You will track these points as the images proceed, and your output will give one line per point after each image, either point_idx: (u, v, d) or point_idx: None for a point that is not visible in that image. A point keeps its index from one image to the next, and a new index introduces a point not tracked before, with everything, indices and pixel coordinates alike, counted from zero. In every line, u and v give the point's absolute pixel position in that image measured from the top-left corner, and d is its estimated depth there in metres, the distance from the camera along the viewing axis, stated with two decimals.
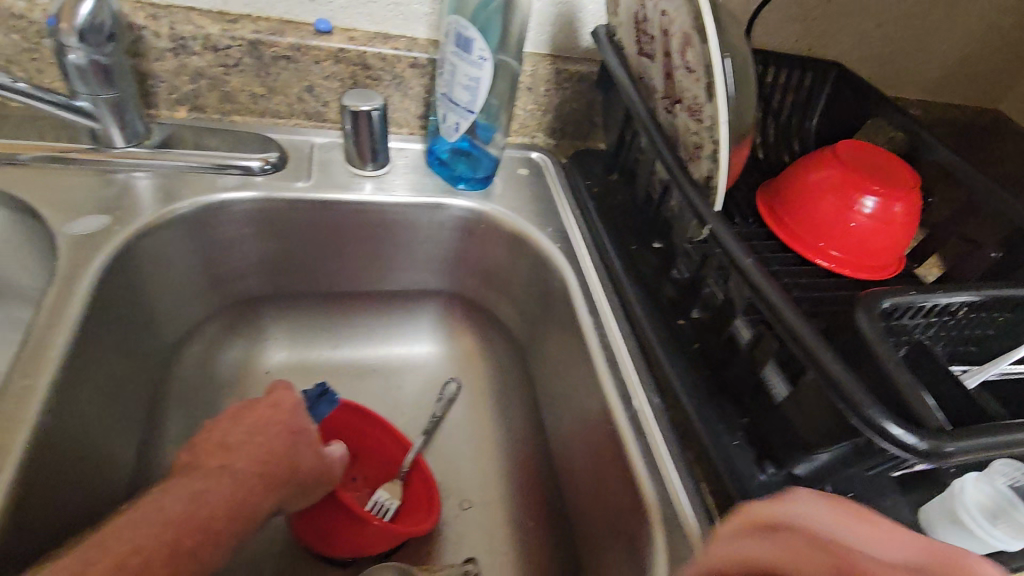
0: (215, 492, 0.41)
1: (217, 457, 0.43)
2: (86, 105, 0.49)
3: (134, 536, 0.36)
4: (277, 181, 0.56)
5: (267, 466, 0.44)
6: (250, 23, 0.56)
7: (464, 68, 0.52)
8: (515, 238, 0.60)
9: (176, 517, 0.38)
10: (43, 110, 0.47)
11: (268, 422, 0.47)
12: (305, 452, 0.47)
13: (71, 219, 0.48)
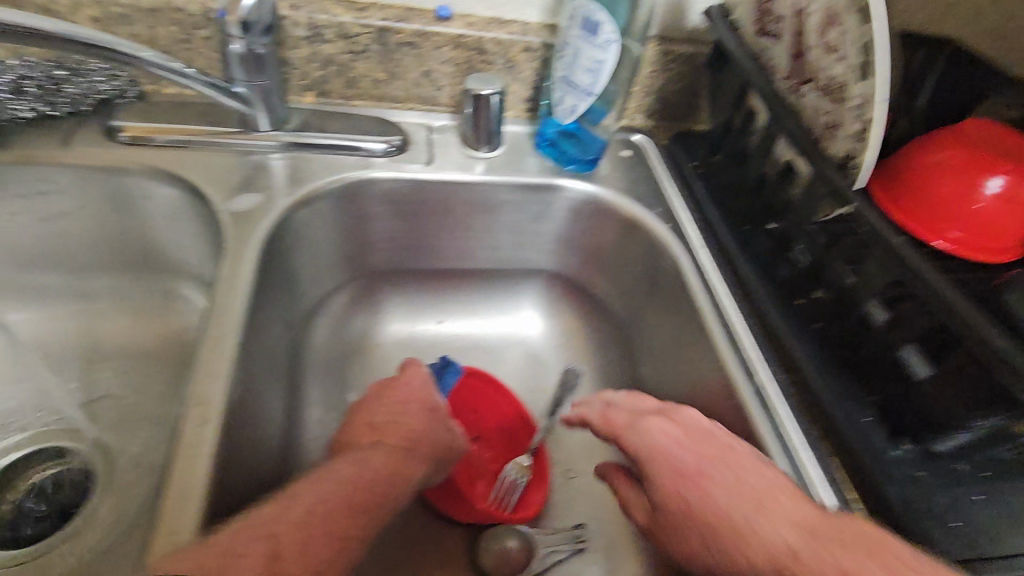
0: (373, 460, 0.43)
1: (367, 435, 0.46)
2: (242, 90, 0.53)
3: (316, 491, 0.38)
4: (400, 163, 0.59)
5: (411, 440, 0.46)
6: (378, 11, 0.58)
7: (589, 52, 0.53)
8: (624, 217, 0.61)
9: (347, 479, 0.40)
10: (206, 94, 0.51)
11: (406, 400, 0.49)
12: (440, 431, 0.48)
13: (228, 199, 0.52)
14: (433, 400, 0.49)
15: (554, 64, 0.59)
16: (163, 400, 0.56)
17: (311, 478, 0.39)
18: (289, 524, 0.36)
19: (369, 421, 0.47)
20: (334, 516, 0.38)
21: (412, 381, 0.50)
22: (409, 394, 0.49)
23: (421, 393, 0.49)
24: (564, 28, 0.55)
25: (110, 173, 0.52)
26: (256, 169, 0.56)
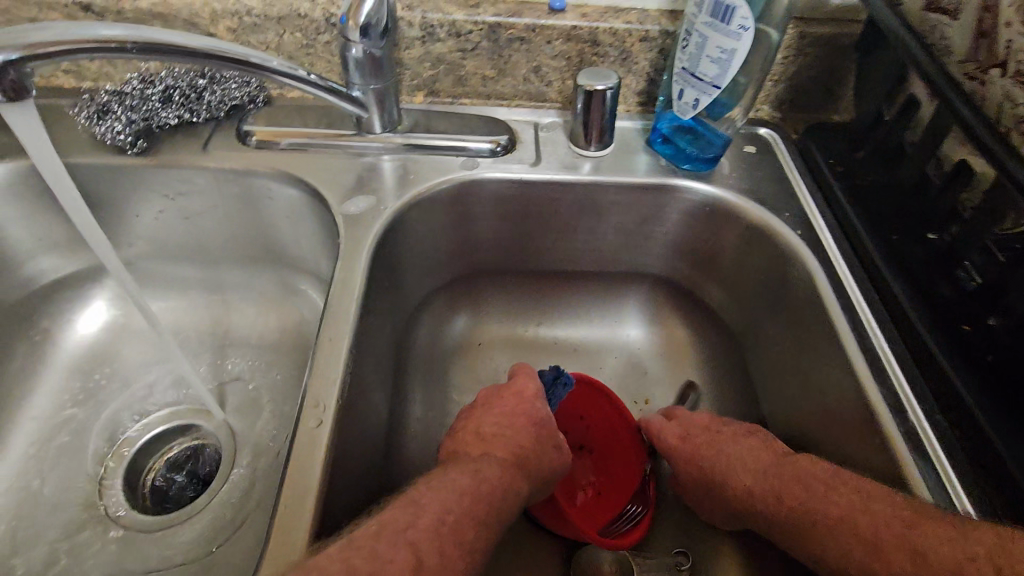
0: (488, 472, 0.43)
1: (474, 447, 0.46)
2: (358, 94, 0.53)
3: (442, 500, 0.39)
4: (508, 163, 0.58)
5: (522, 452, 0.46)
6: (490, 7, 0.57)
7: (717, 40, 0.48)
8: (748, 222, 0.56)
9: (463, 486, 0.40)
10: (327, 100, 0.52)
11: (516, 412, 0.50)
12: (548, 449, 0.49)
13: (343, 200, 0.53)
14: (542, 413, 0.51)
15: (676, 55, 0.54)
16: (281, 389, 0.60)
17: (433, 486, 0.40)
18: (423, 533, 0.36)
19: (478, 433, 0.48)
20: (462, 527, 0.38)
21: (524, 394, 0.52)
22: (520, 406, 0.51)
23: (528, 406, 0.51)
24: (690, 15, 0.50)
25: (240, 174, 0.55)
26: (369, 170, 0.57)
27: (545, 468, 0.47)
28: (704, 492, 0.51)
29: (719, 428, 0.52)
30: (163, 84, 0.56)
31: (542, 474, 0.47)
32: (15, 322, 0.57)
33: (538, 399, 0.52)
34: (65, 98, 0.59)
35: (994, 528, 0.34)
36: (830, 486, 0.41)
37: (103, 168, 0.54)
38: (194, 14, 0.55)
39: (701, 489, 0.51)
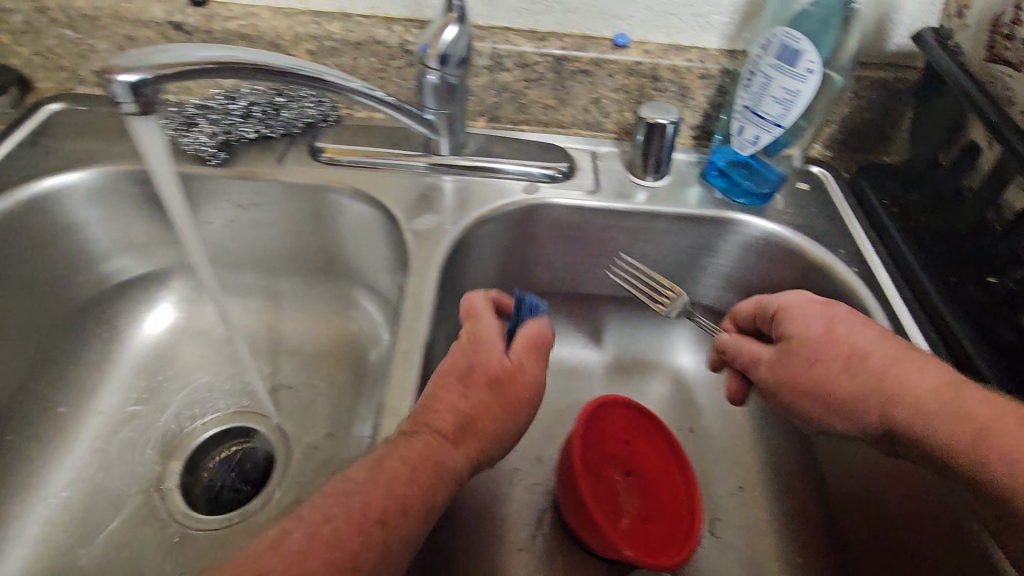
0: (398, 454, 0.37)
1: (411, 419, 0.39)
2: (430, 117, 0.56)
3: (327, 507, 0.34)
4: (566, 190, 0.60)
5: (455, 405, 0.40)
6: (557, 40, 0.60)
7: (783, 81, 0.50)
8: (801, 257, 0.57)
9: (353, 485, 0.35)
10: (401, 122, 0.55)
11: (457, 374, 0.42)
12: (495, 407, 0.41)
13: (411, 217, 0.56)
14: (477, 365, 0.43)
15: (736, 93, 0.56)
16: (331, 398, 0.60)
17: (327, 490, 0.35)
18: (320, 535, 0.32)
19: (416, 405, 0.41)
20: (340, 536, 0.32)
21: (471, 344, 0.44)
22: (462, 361, 0.43)
23: (468, 353, 0.43)
24: (753, 56, 0.52)
25: (309, 189, 0.58)
26: (431, 189, 0.59)
27: (485, 429, 0.41)
28: (801, 356, 0.44)
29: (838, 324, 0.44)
30: (245, 100, 0.59)
31: (488, 436, 0.41)
32: (83, 319, 0.59)
33: (480, 343, 0.44)
34: (150, 109, 0.62)
35: None
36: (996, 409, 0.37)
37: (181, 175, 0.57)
38: (277, 36, 0.58)
39: (796, 362, 0.44)
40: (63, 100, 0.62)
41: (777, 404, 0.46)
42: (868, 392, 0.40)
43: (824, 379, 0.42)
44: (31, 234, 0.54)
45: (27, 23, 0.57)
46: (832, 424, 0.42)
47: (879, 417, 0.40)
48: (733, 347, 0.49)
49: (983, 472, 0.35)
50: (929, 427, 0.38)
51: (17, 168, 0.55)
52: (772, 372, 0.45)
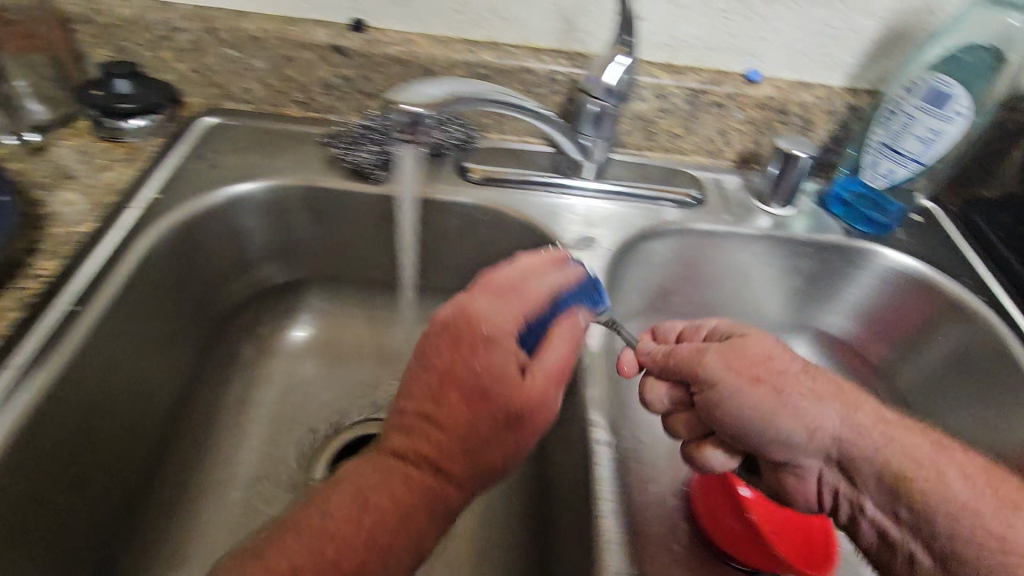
0: (376, 498, 0.36)
1: (400, 438, 0.38)
2: (586, 143, 0.59)
3: (303, 543, 0.34)
4: (704, 217, 0.63)
5: (431, 407, 0.39)
6: (694, 74, 0.63)
7: (929, 122, 0.54)
8: (922, 283, 0.61)
9: (324, 529, 0.34)
10: (562, 146, 0.58)
11: (444, 371, 0.39)
12: (494, 431, 0.38)
13: (569, 237, 0.59)
14: (493, 334, 0.39)
15: (870, 129, 0.59)
16: None
17: (304, 527, 0.35)
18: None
19: (403, 415, 0.39)
20: None
21: (466, 319, 0.40)
22: (456, 318, 0.40)
23: (481, 321, 0.40)
24: (895, 96, 0.56)
25: (457, 208, 0.61)
26: (565, 207, 0.62)
27: (469, 442, 0.38)
28: (749, 362, 0.42)
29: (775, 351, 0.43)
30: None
31: (465, 447, 0.38)
32: (227, 326, 0.62)
33: (496, 311, 0.41)
34: (314, 126, 0.65)
35: None
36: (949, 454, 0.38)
37: (341, 192, 0.60)
38: (432, 63, 0.61)
39: (755, 358, 0.42)
40: (217, 115, 0.65)
41: (703, 408, 0.43)
42: (809, 397, 0.41)
43: (786, 382, 0.41)
44: (197, 245, 0.56)
45: (194, 41, 0.60)
46: (794, 433, 0.41)
47: (842, 428, 0.40)
48: (669, 352, 0.46)
49: (922, 493, 0.37)
50: (869, 439, 0.39)
51: (186, 182, 0.57)
52: (718, 375, 0.42)
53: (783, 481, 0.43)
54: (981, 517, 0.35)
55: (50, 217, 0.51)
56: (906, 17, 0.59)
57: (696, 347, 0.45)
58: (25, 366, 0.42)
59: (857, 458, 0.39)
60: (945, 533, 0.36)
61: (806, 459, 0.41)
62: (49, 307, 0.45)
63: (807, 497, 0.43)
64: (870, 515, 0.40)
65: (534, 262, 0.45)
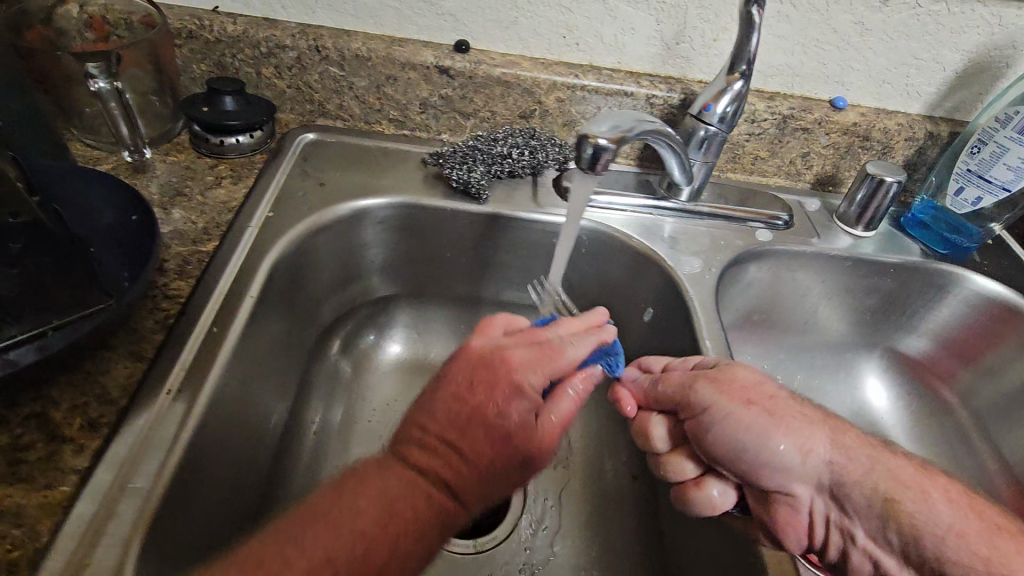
0: (401, 507, 0.35)
1: (421, 456, 0.38)
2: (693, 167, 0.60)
3: (331, 543, 0.33)
4: (794, 239, 0.65)
5: (456, 437, 0.38)
6: (784, 100, 0.65)
7: (1019, 153, 0.58)
8: (1002, 306, 0.62)
9: (357, 525, 0.34)
10: (670, 172, 0.58)
11: (474, 407, 0.39)
12: (506, 470, 0.39)
13: (678, 260, 0.60)
14: (523, 381, 0.41)
15: (958, 156, 0.64)
16: None
17: (329, 521, 0.34)
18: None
19: (423, 436, 0.39)
20: None
21: (503, 362, 0.42)
22: (494, 354, 0.42)
23: (514, 369, 0.41)
24: (987, 127, 0.60)
25: (560, 228, 0.61)
26: (655, 225, 0.64)
27: (485, 477, 0.38)
28: (742, 390, 0.43)
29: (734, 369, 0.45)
30: (509, 141, 0.62)
31: (482, 481, 0.38)
32: (324, 345, 0.61)
33: (531, 363, 0.43)
34: (416, 146, 0.65)
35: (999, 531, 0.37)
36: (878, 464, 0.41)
37: (446, 211, 0.60)
38: (533, 85, 0.62)
39: (752, 389, 0.43)
40: (313, 131, 0.64)
41: (693, 435, 0.44)
42: (800, 422, 0.42)
43: (777, 407, 0.42)
44: (306, 263, 0.56)
45: (298, 58, 0.60)
46: (787, 452, 0.41)
47: (830, 452, 0.41)
48: (662, 382, 0.47)
49: (910, 517, 0.38)
50: (858, 462, 0.41)
51: (294, 200, 0.57)
52: (711, 398, 0.43)
53: (781, 519, 0.41)
54: (968, 539, 0.37)
55: (170, 237, 0.51)
56: (992, 51, 0.61)
57: (690, 376, 0.45)
58: (176, 392, 0.41)
59: (850, 480, 0.40)
60: (934, 556, 0.37)
61: (796, 487, 0.41)
62: (188, 329, 0.44)
63: (798, 536, 0.41)
64: (862, 542, 0.40)
65: (576, 326, 0.47)
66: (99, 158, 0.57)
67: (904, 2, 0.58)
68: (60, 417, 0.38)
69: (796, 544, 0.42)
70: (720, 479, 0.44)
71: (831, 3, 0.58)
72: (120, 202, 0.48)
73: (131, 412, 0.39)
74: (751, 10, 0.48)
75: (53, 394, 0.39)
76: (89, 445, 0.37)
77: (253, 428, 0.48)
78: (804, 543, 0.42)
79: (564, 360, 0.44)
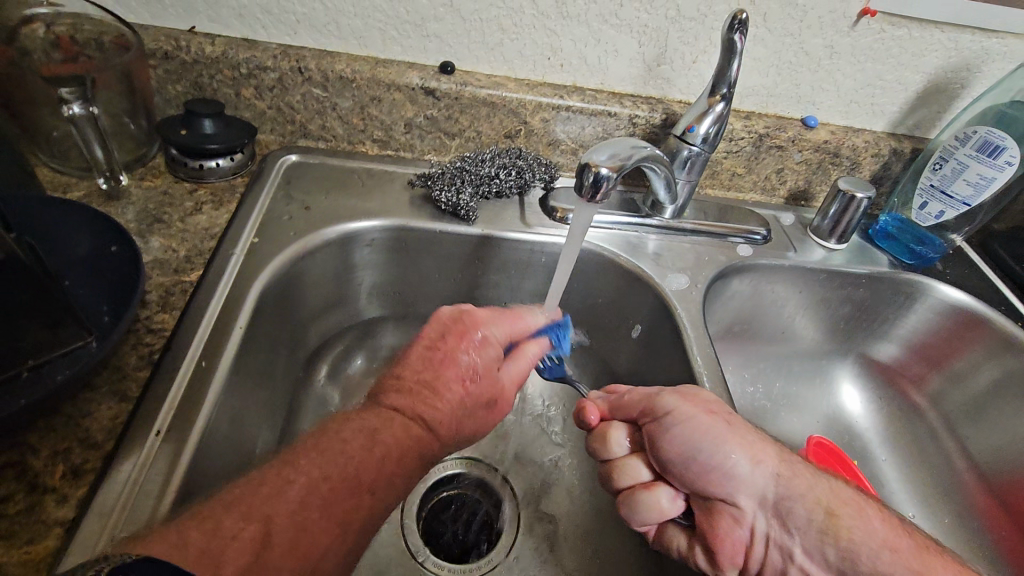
0: (386, 434, 0.40)
1: (398, 397, 0.43)
2: (678, 185, 0.61)
3: (323, 464, 0.36)
4: (771, 253, 0.67)
5: (430, 379, 0.44)
6: (759, 119, 0.68)
7: (979, 169, 0.61)
8: (967, 317, 0.66)
9: (349, 449, 0.38)
10: (657, 192, 0.61)
11: (447, 355, 0.45)
12: (473, 406, 0.45)
13: (665, 276, 0.62)
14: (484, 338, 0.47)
15: (921, 172, 0.67)
16: (547, 443, 0.65)
17: (319, 447, 0.37)
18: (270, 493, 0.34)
19: (400, 382, 0.44)
20: (337, 492, 0.36)
21: (472, 321, 0.47)
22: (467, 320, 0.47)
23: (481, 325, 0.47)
24: (948, 145, 0.64)
25: (549, 247, 0.61)
26: (639, 241, 0.65)
27: (455, 410, 0.44)
28: (704, 401, 0.44)
29: (697, 388, 0.46)
30: (496, 162, 0.62)
31: (454, 416, 0.44)
32: (311, 371, 0.59)
33: (496, 320, 0.48)
34: (402, 166, 0.65)
35: (928, 547, 0.40)
36: (825, 484, 0.42)
37: (434, 232, 0.60)
38: (519, 105, 0.62)
39: (715, 406, 0.44)
40: (295, 152, 0.63)
41: (649, 437, 0.44)
42: (753, 437, 0.43)
43: (736, 421, 0.43)
44: (292, 289, 0.55)
45: (279, 79, 0.59)
46: (739, 462, 0.41)
47: (774, 469, 0.42)
48: (630, 395, 0.48)
49: (848, 532, 0.39)
50: (795, 482, 0.41)
51: (279, 224, 0.56)
52: (673, 404, 0.44)
53: (716, 526, 0.41)
54: (902, 555, 0.38)
55: (151, 267, 0.49)
56: (948, 73, 0.65)
57: (653, 388, 0.47)
58: (165, 433, 0.39)
59: (795, 500, 0.40)
60: (869, 573, 0.38)
61: (740, 499, 0.41)
62: (175, 364, 0.42)
63: (734, 550, 0.41)
64: (799, 561, 0.40)
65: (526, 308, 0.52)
66: (70, 184, 0.54)
67: (870, 27, 0.61)
68: (39, 466, 0.35)
69: (730, 562, 0.41)
70: (670, 487, 0.43)
71: (803, 27, 0.61)
72: (95, 232, 0.46)
73: (117, 457, 0.37)
74: (733, 36, 0.49)
75: (30, 442, 0.36)
76: (73, 494, 0.35)
77: (242, 462, 0.47)
78: (738, 561, 0.41)
79: (520, 325, 0.50)
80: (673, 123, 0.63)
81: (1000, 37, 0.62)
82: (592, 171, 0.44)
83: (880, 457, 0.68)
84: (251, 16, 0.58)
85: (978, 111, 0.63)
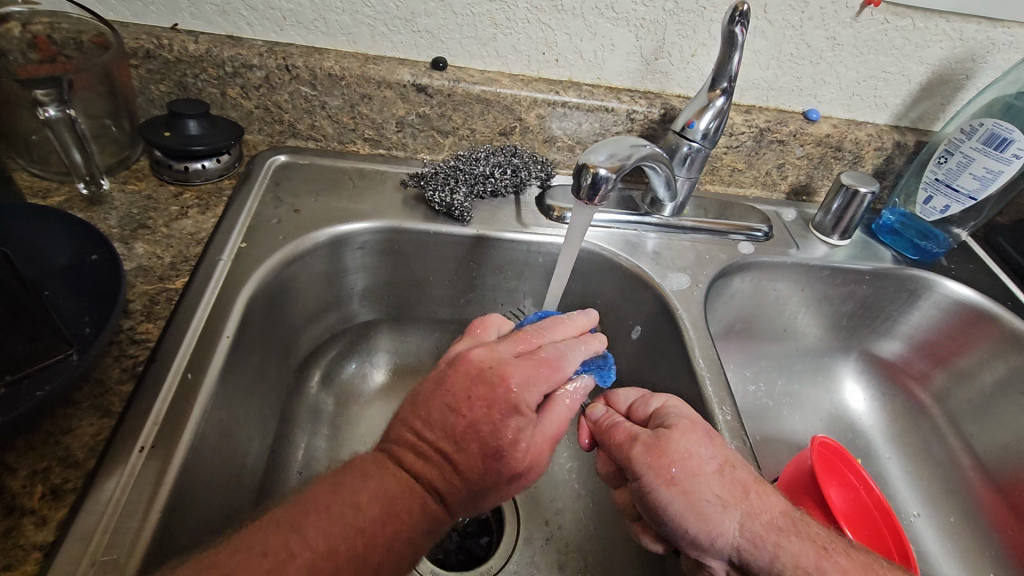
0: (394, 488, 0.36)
1: (417, 460, 0.38)
2: (678, 182, 0.60)
3: (325, 529, 0.33)
4: (774, 250, 0.66)
5: (451, 448, 0.38)
6: (759, 113, 0.66)
7: (985, 162, 0.60)
8: (973, 313, 0.65)
9: (354, 516, 0.34)
10: (656, 189, 0.60)
11: (476, 413, 0.39)
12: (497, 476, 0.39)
13: (665, 276, 0.60)
14: (521, 401, 0.40)
15: (926, 166, 0.65)
16: None
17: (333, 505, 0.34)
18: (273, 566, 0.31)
19: (418, 439, 0.38)
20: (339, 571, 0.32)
21: (503, 371, 0.40)
22: (494, 368, 0.40)
23: (516, 386, 0.40)
24: (953, 138, 0.62)
25: (547, 248, 0.60)
26: (638, 240, 0.64)
27: (478, 482, 0.39)
28: (668, 467, 0.41)
29: (671, 438, 0.42)
30: (491, 160, 0.60)
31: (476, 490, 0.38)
32: (303, 377, 0.58)
33: (530, 378, 0.41)
34: (394, 166, 0.63)
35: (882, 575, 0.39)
36: (781, 544, 0.39)
37: (429, 233, 0.58)
38: (514, 102, 0.60)
39: (679, 473, 0.40)
40: (284, 153, 0.62)
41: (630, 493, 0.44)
42: (717, 502, 0.40)
43: (697, 485, 0.40)
44: (282, 295, 0.53)
45: (265, 78, 0.57)
46: (697, 535, 0.40)
47: (739, 537, 0.39)
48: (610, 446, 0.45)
49: None
50: (766, 551, 0.39)
51: (269, 228, 0.54)
52: (640, 470, 0.42)
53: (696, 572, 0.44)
54: None
55: (134, 275, 0.47)
56: (953, 64, 0.63)
57: (627, 438, 0.44)
58: (150, 449, 0.38)
59: (756, 563, 0.39)
60: None
61: (708, 560, 0.41)
62: (160, 376, 0.41)
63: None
64: None
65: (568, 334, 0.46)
66: (50, 189, 0.53)
67: (873, 18, 0.59)
68: (17, 487, 0.34)
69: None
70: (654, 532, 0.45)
71: (804, 18, 0.59)
72: (75, 240, 0.45)
73: (99, 476, 0.36)
74: (734, 28, 0.48)
75: (9, 461, 0.35)
76: (53, 516, 0.33)
77: (234, 475, 0.45)
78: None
79: (554, 374, 0.42)
80: (672, 119, 0.62)
81: (1006, 27, 0.60)
82: (590, 172, 0.42)
83: (883, 455, 0.67)
84: (236, 12, 0.56)
85: (983, 102, 0.62)
